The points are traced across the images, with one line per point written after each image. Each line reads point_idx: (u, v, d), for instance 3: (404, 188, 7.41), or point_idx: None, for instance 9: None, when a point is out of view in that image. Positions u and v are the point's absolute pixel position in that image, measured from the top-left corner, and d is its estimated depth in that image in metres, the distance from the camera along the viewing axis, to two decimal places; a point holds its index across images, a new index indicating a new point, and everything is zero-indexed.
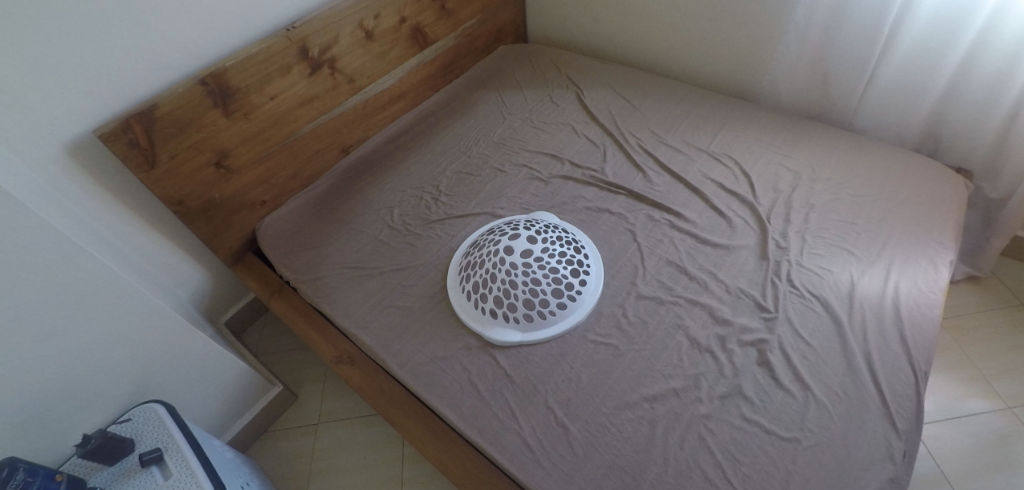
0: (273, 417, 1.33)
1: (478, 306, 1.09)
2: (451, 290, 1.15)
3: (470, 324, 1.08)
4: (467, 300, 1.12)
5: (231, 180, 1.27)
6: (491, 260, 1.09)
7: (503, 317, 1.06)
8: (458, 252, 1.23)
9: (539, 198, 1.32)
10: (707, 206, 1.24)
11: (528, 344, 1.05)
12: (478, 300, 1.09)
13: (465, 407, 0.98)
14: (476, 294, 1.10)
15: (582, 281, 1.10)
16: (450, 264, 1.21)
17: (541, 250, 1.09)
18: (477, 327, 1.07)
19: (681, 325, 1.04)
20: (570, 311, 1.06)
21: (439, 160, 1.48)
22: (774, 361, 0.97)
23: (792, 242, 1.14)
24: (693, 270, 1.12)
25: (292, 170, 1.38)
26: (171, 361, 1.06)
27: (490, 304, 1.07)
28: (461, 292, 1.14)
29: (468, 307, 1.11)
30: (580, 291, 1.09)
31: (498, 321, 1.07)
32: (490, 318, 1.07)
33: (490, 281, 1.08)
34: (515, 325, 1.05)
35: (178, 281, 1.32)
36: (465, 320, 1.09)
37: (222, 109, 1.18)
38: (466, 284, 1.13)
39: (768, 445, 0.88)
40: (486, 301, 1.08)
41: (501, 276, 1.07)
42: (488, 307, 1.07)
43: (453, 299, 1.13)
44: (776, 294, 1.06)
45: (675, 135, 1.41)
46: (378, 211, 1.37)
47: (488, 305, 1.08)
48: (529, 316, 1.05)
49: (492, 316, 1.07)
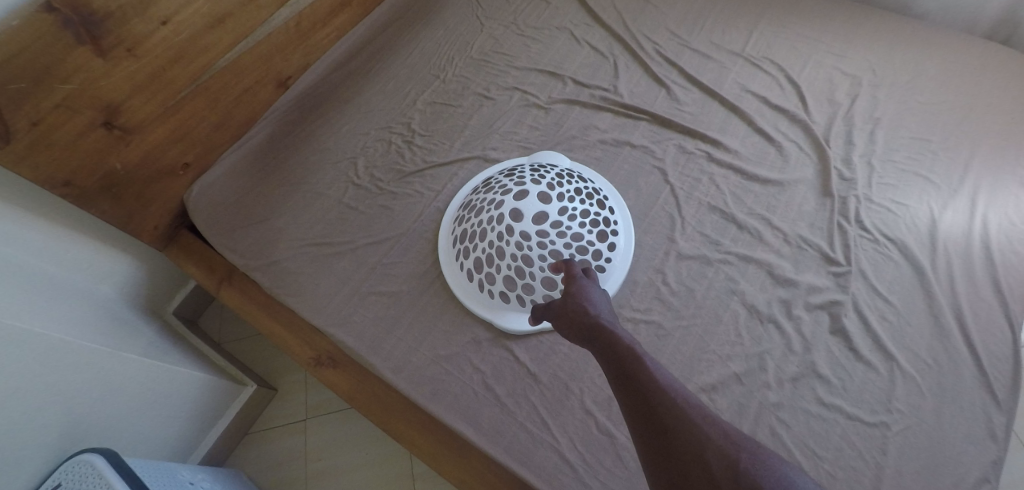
0: (254, 417, 1.17)
1: (485, 287, 0.87)
2: (447, 267, 0.92)
3: (477, 311, 0.88)
4: (469, 280, 0.90)
5: (132, 142, 0.96)
6: (494, 230, 0.83)
7: (519, 301, 0.85)
8: (447, 214, 0.98)
9: (540, 132, 1.06)
10: (750, 130, 1.00)
11: (549, 331, 0.85)
12: (483, 281, 0.87)
13: (483, 418, 0.80)
14: (480, 274, 0.88)
15: (611, 245, 0.86)
16: (441, 231, 0.97)
17: (559, 211, 0.83)
18: (486, 314, 0.87)
19: (735, 289, 0.84)
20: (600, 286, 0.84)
21: (406, 89, 1.18)
22: (850, 328, 0.80)
23: (858, 171, 0.93)
24: (742, 216, 0.90)
25: (215, 119, 1.08)
26: (100, 394, 0.86)
27: (501, 286, 0.85)
28: (459, 269, 0.91)
29: (472, 288, 0.89)
30: (610, 257, 0.86)
31: (512, 306, 0.86)
32: (501, 303, 0.86)
33: (497, 258, 0.84)
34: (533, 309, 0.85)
35: (99, 277, 1.06)
36: (470, 305, 0.88)
37: (93, 47, 0.84)
38: (466, 259, 0.90)
39: (851, 434, 0.74)
40: (495, 283, 0.86)
41: (511, 252, 0.82)
42: (498, 289, 0.85)
43: (450, 278, 0.91)
44: (846, 241, 0.86)
45: (702, 37, 1.13)
46: (338, 165, 1.09)
47: (498, 287, 0.85)
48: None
49: (504, 300, 0.86)
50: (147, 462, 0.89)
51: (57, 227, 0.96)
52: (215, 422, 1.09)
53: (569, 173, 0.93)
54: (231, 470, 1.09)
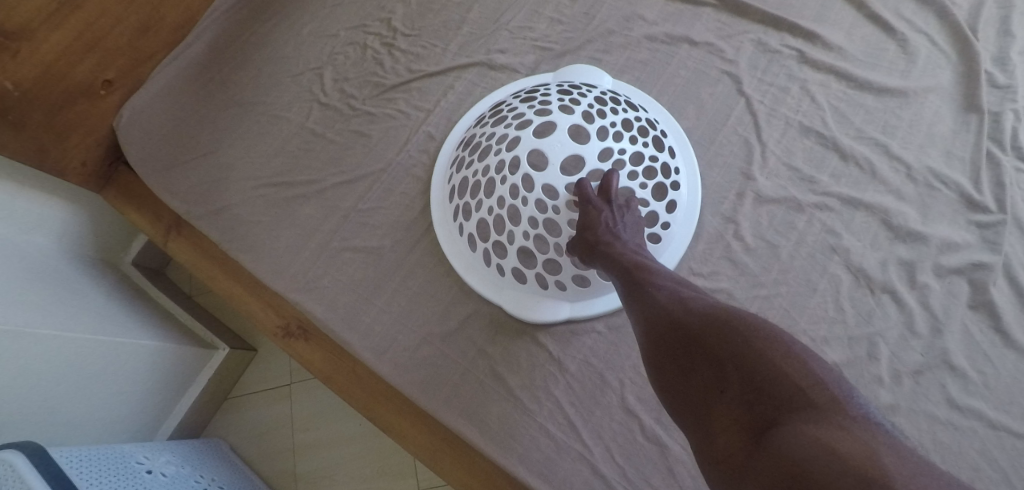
0: (233, 381, 1.02)
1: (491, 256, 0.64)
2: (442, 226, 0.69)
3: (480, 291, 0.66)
4: (472, 249, 0.66)
5: (20, 52, 0.72)
6: (502, 182, 0.58)
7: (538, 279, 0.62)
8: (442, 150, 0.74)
9: (565, 27, 0.78)
10: (860, 16, 0.71)
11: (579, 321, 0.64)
12: (489, 251, 0.63)
13: (492, 417, 0.61)
14: (484, 242, 0.63)
15: (670, 204, 0.61)
16: (435, 178, 0.72)
17: (600, 155, 0.56)
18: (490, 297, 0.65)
19: (836, 246, 0.61)
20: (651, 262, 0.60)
21: None
22: (1001, 302, 0.57)
23: (1019, 73, 0.65)
24: (848, 142, 0.65)
25: (136, 20, 0.83)
26: (26, 376, 0.69)
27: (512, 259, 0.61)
28: (459, 233, 0.67)
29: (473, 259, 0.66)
30: (670, 221, 0.61)
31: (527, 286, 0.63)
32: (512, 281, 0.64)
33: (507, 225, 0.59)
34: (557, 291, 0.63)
35: (26, 227, 0.86)
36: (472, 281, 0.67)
37: None
38: (466, 220, 0.65)
39: (995, 450, 0.53)
40: (505, 255, 0.62)
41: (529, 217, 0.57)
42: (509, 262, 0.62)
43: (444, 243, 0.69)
44: (999, 177, 0.61)
45: None
46: (300, 78, 0.84)
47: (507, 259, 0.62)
48: (582, 277, 0.61)
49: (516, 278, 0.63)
50: (81, 452, 0.71)
51: None
52: (184, 390, 0.95)
53: (612, 95, 0.65)
54: (208, 444, 0.95)
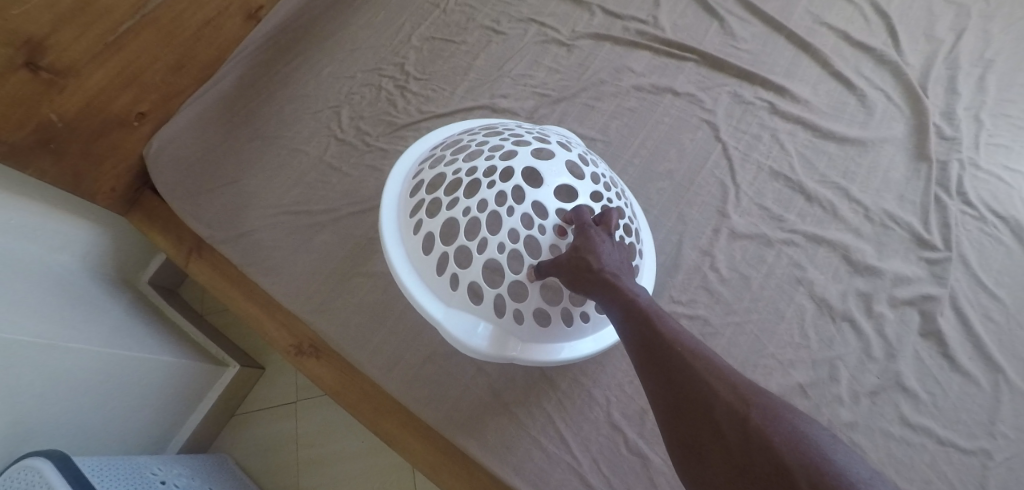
0: (240, 397, 1.07)
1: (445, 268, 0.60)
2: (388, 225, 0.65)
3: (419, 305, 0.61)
4: (420, 246, 0.62)
5: (67, 87, 0.80)
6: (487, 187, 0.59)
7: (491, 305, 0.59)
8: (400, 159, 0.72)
9: (561, 75, 0.86)
10: (824, 73, 0.80)
11: (526, 359, 0.60)
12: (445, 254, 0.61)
13: (489, 431, 0.67)
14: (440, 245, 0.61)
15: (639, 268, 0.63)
16: (394, 169, 0.71)
17: (590, 195, 0.61)
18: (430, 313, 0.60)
19: (801, 278, 0.68)
20: None
21: (400, 20, 0.98)
22: (947, 330, 0.64)
23: (963, 127, 0.74)
24: (812, 185, 0.73)
25: (171, 59, 0.91)
26: (55, 387, 0.75)
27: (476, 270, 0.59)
28: (409, 225, 0.64)
29: (424, 270, 0.62)
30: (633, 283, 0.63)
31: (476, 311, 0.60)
32: (461, 302, 0.60)
33: (483, 228, 0.58)
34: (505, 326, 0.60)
35: (54, 247, 0.92)
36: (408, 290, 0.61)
37: None
38: (424, 214, 0.63)
39: (943, 464, 0.59)
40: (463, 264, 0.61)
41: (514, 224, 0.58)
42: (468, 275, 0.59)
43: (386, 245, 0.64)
44: (945, 219, 0.69)
45: None
46: (319, 115, 0.91)
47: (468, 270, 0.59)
48: (543, 313, 0.61)
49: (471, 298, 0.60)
50: (103, 463, 0.76)
51: None
52: (196, 404, 1.00)
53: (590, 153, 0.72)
54: (216, 457, 1.00)
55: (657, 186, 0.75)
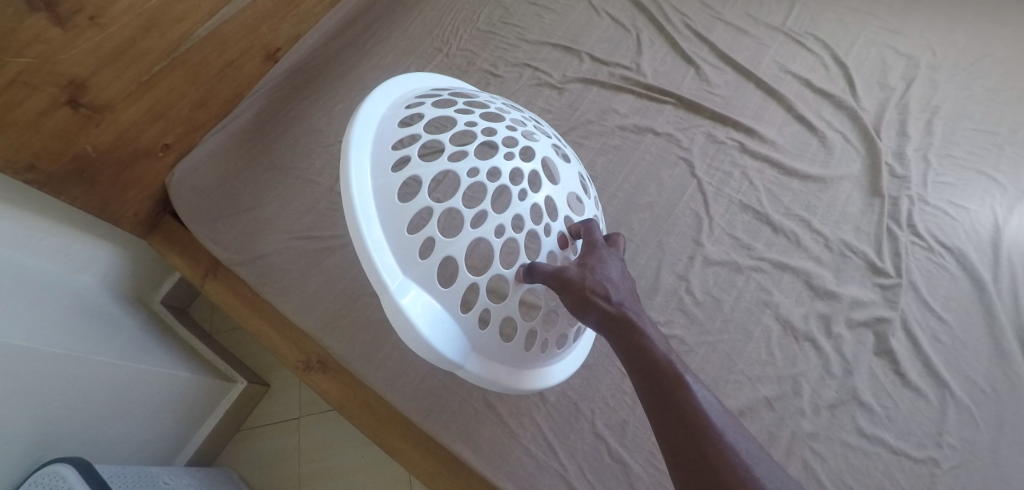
0: (246, 413, 1.12)
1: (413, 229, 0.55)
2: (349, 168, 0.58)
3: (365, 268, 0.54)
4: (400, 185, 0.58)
5: (103, 122, 0.88)
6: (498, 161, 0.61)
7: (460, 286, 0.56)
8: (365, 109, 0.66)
9: (553, 115, 0.95)
10: (789, 117, 0.89)
11: (476, 373, 0.57)
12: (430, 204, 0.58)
13: (483, 440, 0.73)
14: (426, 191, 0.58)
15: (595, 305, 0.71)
16: (374, 105, 0.66)
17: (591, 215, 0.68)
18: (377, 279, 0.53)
19: (767, 302, 0.75)
20: (564, 354, 0.67)
21: (406, 63, 1.07)
22: (898, 349, 0.71)
23: (912, 167, 0.82)
24: (778, 217, 0.81)
25: (197, 96, 0.99)
26: (79, 398, 0.81)
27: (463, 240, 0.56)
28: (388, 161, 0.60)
29: (388, 231, 0.56)
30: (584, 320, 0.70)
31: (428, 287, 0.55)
32: (417, 275, 0.55)
33: (489, 204, 0.58)
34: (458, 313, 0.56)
35: (78, 267, 0.98)
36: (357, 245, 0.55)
37: (49, 14, 0.75)
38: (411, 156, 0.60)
39: (896, 472, 0.65)
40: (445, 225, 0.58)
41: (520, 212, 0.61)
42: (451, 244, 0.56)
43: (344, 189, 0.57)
44: (896, 249, 0.77)
45: (737, 10, 1.01)
46: (331, 149, 0.99)
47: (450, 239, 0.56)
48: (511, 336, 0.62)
49: (434, 271, 0.55)
50: (120, 472, 0.81)
51: (23, 214, 0.87)
52: (204, 419, 1.05)
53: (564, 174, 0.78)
54: (222, 470, 1.04)
55: (638, 217, 0.83)
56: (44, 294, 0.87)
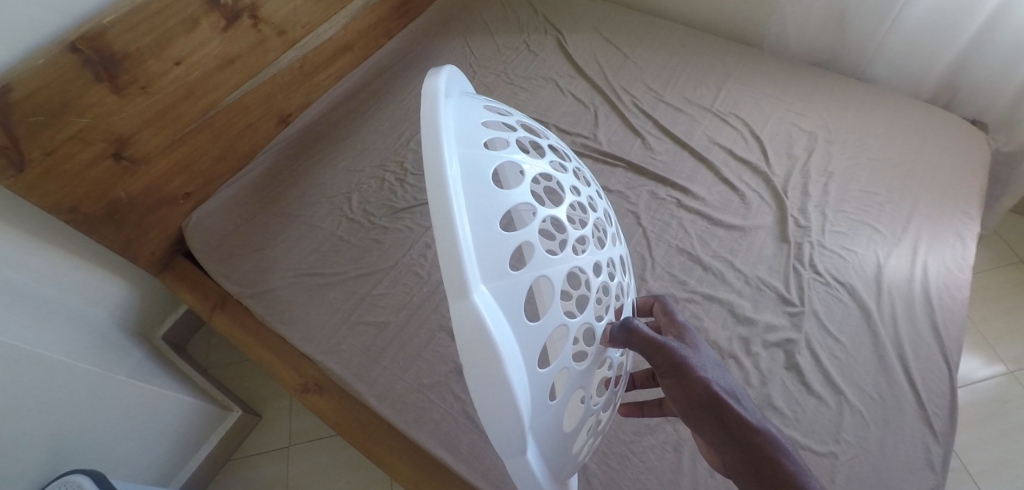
0: (237, 442, 1.19)
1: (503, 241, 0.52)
2: (440, 142, 0.52)
3: (446, 266, 0.48)
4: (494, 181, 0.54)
5: (138, 173, 1.01)
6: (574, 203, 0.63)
7: (551, 318, 0.54)
8: (434, 80, 0.60)
9: None
10: (717, 179, 1.09)
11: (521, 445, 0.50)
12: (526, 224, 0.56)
13: (463, 445, 0.84)
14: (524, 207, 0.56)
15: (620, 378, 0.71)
16: (441, 78, 0.60)
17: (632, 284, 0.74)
18: (465, 284, 0.47)
19: (699, 326, 0.91)
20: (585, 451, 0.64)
21: (400, 128, 1.25)
22: (803, 364, 0.87)
23: (812, 219, 1.02)
24: (707, 259, 0.98)
25: (218, 152, 1.13)
26: (100, 416, 0.90)
27: (556, 269, 0.57)
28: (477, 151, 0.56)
29: (475, 236, 0.51)
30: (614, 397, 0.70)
31: (506, 308, 0.51)
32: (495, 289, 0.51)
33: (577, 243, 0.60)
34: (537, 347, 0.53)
35: (95, 301, 1.08)
36: (442, 232, 0.48)
37: (110, 84, 0.90)
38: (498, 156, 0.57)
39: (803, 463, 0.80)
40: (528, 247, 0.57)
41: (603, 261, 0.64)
42: (543, 269, 0.56)
43: (435, 163, 0.50)
44: (800, 284, 0.95)
45: (675, 92, 1.24)
46: (333, 199, 1.14)
47: (541, 262, 0.56)
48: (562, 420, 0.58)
49: (521, 293, 0.52)
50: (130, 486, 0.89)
51: (53, 249, 0.97)
52: (200, 445, 1.12)
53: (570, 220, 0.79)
54: None
55: None
56: (59, 326, 0.97)
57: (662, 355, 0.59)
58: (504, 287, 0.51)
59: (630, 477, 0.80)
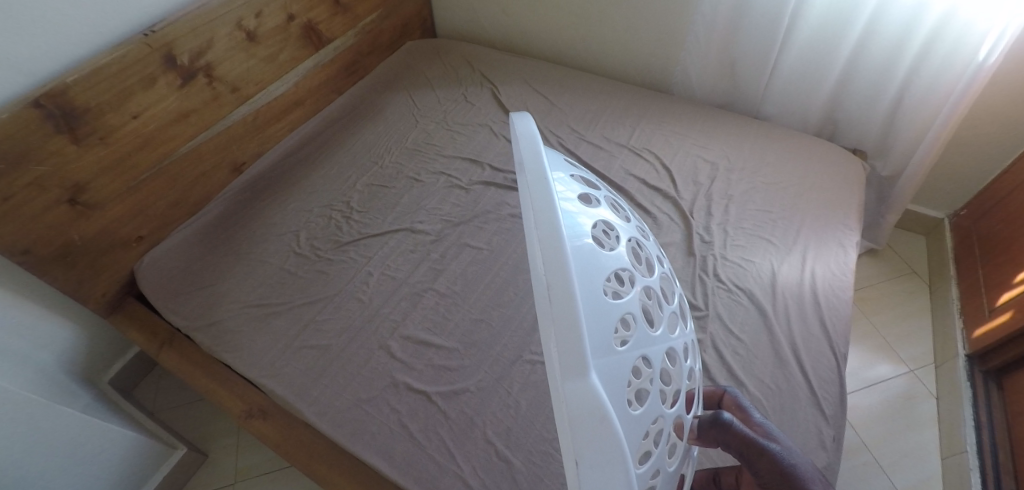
0: (181, 482, 1.19)
1: (610, 308, 0.51)
2: (550, 192, 0.54)
3: (560, 340, 0.46)
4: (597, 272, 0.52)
5: (93, 217, 1.07)
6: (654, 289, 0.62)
7: (648, 406, 0.53)
8: (529, 127, 0.63)
9: (460, 208, 1.25)
10: (632, 204, 1.22)
11: None
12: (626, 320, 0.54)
13: (397, 453, 0.89)
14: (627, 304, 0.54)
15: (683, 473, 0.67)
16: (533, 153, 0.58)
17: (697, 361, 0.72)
18: (583, 362, 0.46)
19: None
20: None
21: (347, 172, 1.36)
22: (709, 362, 0.97)
23: (714, 235, 1.15)
24: None
25: (172, 197, 1.20)
26: (37, 448, 0.92)
27: (653, 349, 0.56)
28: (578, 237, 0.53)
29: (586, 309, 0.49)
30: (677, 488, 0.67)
31: (612, 390, 0.49)
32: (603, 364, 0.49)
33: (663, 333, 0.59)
34: (635, 430, 0.51)
35: (42, 343, 1.10)
36: (558, 294, 0.48)
37: (70, 135, 0.98)
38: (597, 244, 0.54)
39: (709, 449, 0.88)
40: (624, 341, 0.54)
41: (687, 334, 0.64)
42: (643, 347, 0.55)
43: (548, 214, 0.51)
44: (704, 291, 1.06)
45: (595, 132, 1.40)
46: (283, 236, 1.22)
47: (642, 341, 0.55)
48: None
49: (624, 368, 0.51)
50: None
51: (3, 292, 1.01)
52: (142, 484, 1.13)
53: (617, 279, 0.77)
54: None
55: (523, 277, 1.11)
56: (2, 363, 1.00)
57: (764, 460, 0.64)
58: (611, 361, 0.50)
59: (553, 472, 0.86)
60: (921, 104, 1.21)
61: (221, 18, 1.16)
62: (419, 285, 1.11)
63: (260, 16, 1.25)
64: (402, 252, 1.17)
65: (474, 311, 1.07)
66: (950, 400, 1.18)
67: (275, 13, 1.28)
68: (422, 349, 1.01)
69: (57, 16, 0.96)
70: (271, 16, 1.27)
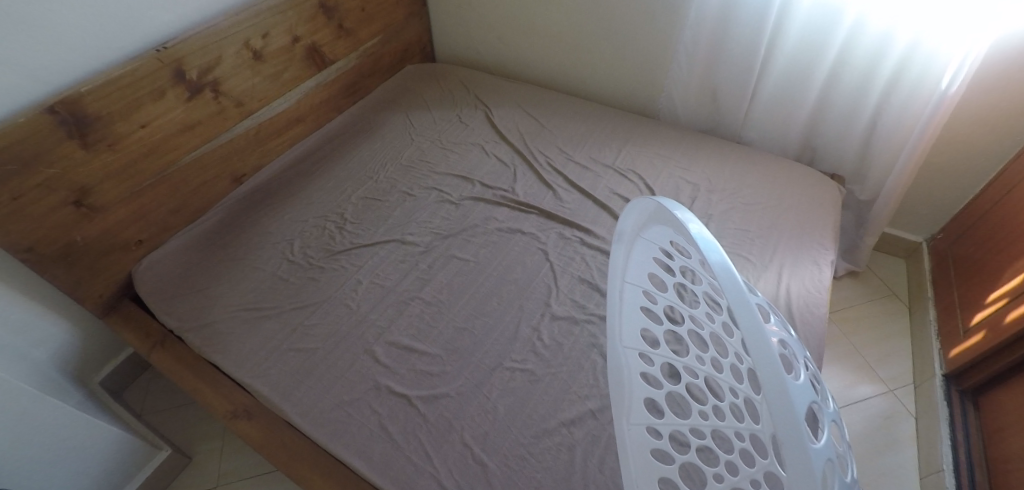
0: (164, 485, 1.21)
1: (821, 456, 0.48)
2: (758, 321, 0.53)
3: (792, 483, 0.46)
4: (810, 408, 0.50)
5: (96, 220, 1.11)
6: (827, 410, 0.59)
7: None
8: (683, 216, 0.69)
9: (451, 222, 1.30)
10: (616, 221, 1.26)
11: None
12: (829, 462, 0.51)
13: (376, 454, 0.91)
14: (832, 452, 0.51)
15: None
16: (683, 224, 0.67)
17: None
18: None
19: (595, 343, 1.03)
20: None
21: (343, 186, 1.41)
22: None
23: None
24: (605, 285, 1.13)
25: (173, 205, 1.25)
26: (22, 440, 0.94)
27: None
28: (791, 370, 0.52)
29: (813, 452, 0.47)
30: None
31: None
32: None
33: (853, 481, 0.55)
34: None
35: (37, 341, 1.14)
36: (789, 441, 0.47)
37: (80, 141, 1.04)
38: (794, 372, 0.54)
39: None
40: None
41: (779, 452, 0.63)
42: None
43: (766, 349, 0.51)
44: None
45: (583, 153, 1.45)
46: (276, 245, 1.27)
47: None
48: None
49: None
50: None
51: (3, 289, 1.05)
52: (123, 484, 1.14)
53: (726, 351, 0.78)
54: None
55: (507, 287, 1.15)
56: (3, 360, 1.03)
57: None
58: None
59: (527, 475, 0.87)
60: (893, 132, 1.27)
61: (229, 36, 1.24)
62: (406, 293, 1.15)
63: (266, 37, 1.32)
64: (390, 262, 1.21)
65: (458, 320, 1.10)
66: (928, 420, 1.19)
67: (281, 35, 1.35)
68: (405, 355, 1.04)
69: (76, 30, 1.03)
70: (277, 38, 1.35)
